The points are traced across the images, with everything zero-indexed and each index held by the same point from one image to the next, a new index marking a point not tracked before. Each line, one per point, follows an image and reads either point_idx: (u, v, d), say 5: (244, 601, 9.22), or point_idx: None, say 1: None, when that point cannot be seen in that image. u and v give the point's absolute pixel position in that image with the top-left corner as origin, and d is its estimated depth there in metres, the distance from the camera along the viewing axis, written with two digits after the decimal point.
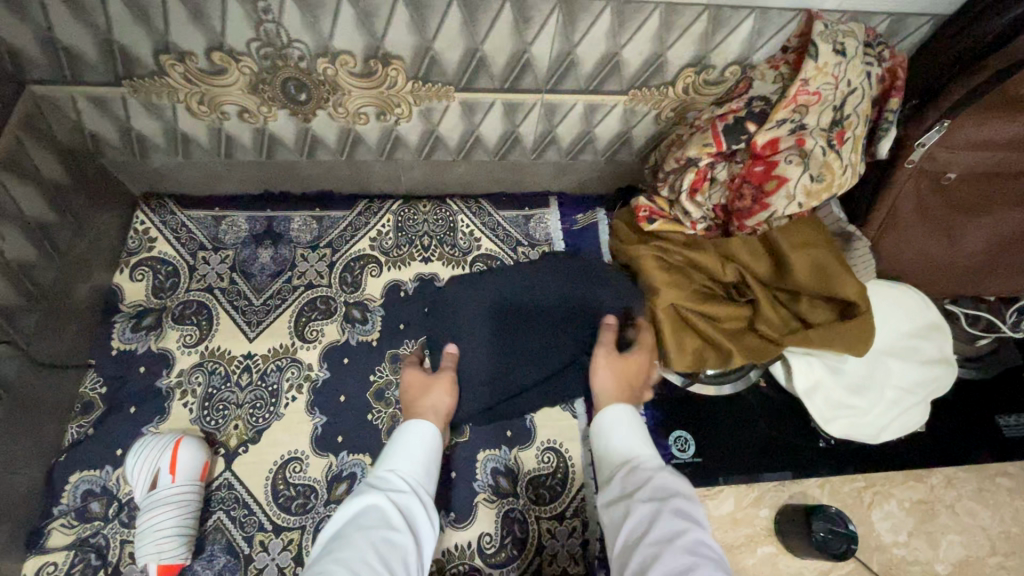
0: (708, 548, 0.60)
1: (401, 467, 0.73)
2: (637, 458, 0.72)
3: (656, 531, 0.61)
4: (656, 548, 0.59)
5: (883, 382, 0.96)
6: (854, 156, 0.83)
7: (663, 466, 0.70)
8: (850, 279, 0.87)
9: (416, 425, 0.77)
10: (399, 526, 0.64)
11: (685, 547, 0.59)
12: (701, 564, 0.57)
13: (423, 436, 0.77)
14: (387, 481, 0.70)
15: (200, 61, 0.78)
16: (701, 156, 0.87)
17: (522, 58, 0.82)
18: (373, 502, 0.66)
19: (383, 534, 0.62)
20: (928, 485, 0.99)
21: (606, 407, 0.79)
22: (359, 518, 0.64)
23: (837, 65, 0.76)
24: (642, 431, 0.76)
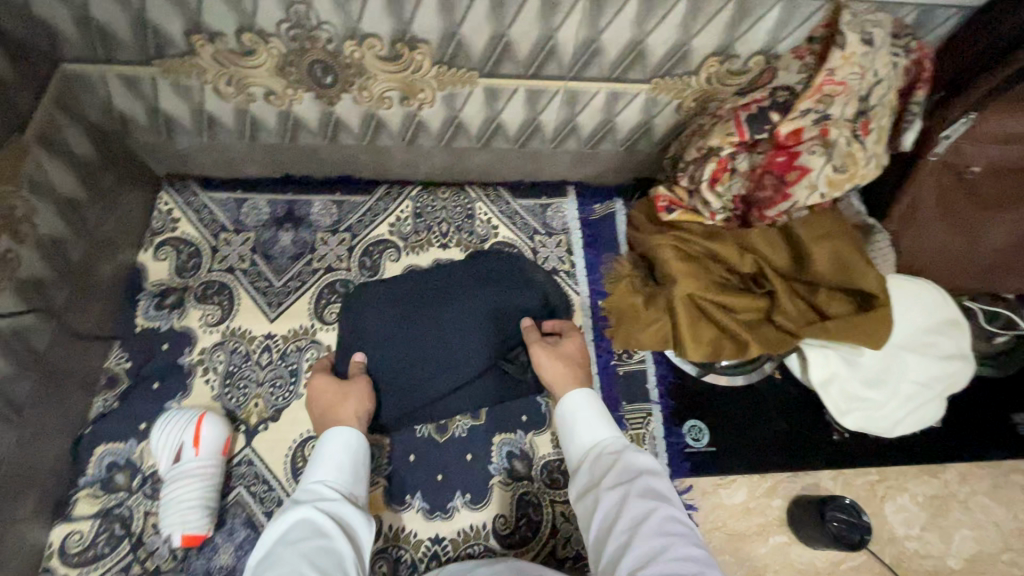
0: (681, 526, 0.59)
1: (327, 474, 0.71)
2: (601, 446, 0.70)
3: (626, 516, 0.60)
4: (627, 534, 0.58)
5: (900, 376, 0.96)
6: (879, 147, 0.83)
7: (625, 449, 0.68)
8: (870, 270, 0.86)
9: (334, 434, 0.76)
10: (329, 531, 0.62)
11: (657, 528, 0.58)
12: (674, 543, 0.56)
13: (343, 442, 0.76)
14: (317, 490, 0.68)
15: (231, 41, 0.79)
16: (722, 146, 0.87)
17: (548, 44, 0.82)
18: (303, 513, 0.64)
19: (312, 540, 0.61)
20: (943, 480, 0.99)
21: (562, 399, 0.76)
22: (290, 531, 0.62)
23: (865, 55, 0.76)
24: (603, 417, 0.73)
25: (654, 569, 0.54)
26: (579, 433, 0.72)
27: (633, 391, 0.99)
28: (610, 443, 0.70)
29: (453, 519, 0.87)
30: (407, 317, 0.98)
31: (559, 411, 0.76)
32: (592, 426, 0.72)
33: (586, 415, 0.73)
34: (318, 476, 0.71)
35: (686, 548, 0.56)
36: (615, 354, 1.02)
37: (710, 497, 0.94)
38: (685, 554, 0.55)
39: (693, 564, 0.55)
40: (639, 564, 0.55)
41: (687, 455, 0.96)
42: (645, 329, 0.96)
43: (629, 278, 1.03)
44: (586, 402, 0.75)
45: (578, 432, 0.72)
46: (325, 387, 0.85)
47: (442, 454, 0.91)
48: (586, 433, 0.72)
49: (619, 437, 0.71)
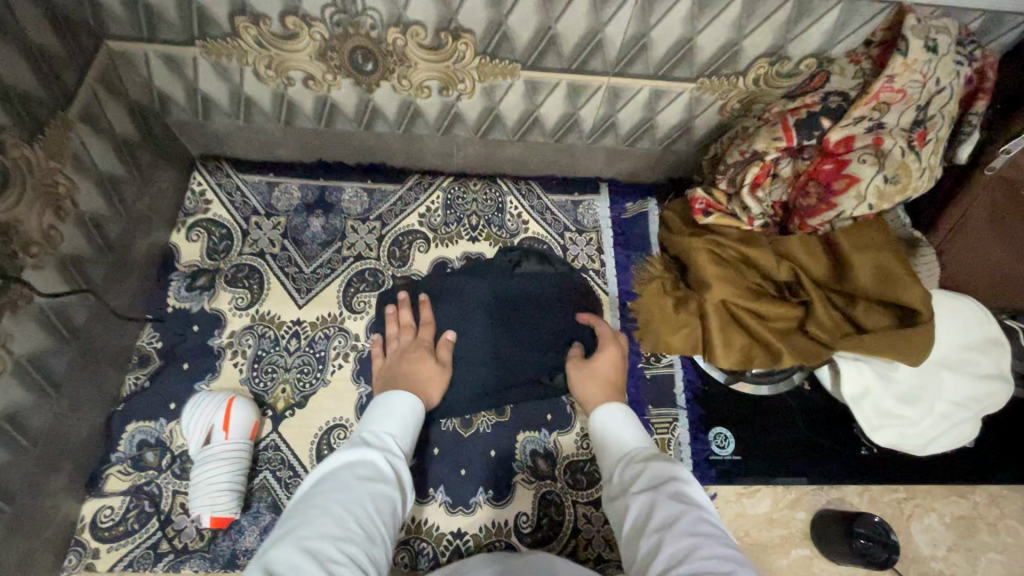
0: (715, 526, 0.57)
1: (392, 428, 0.74)
2: (631, 451, 0.70)
3: (658, 518, 0.58)
4: (659, 534, 0.57)
5: (937, 393, 0.94)
6: (935, 159, 0.80)
7: (655, 453, 0.68)
8: (915, 285, 0.84)
9: (399, 394, 0.79)
10: (389, 482, 0.66)
11: (686, 528, 0.56)
12: (705, 542, 0.54)
13: (411, 403, 0.79)
14: (381, 440, 0.71)
15: (274, 24, 0.78)
16: (768, 150, 0.84)
17: (595, 39, 0.80)
18: (370, 456, 0.67)
19: (375, 484, 0.65)
20: (971, 502, 0.97)
21: (594, 407, 0.77)
22: (355, 468, 0.66)
23: (927, 62, 0.73)
24: (635, 422, 0.74)
25: (687, 568, 0.52)
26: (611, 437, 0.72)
27: (659, 395, 0.98)
28: (641, 447, 0.70)
29: (474, 515, 0.87)
30: (473, 314, 0.97)
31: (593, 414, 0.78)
32: (623, 430, 0.73)
33: (615, 420, 0.74)
34: (384, 425, 0.75)
35: (722, 547, 0.54)
36: (643, 355, 1.01)
37: (733, 506, 0.93)
38: (721, 553, 0.53)
39: (730, 563, 0.52)
40: (672, 565, 0.53)
41: (711, 463, 0.95)
42: (674, 333, 0.94)
43: (660, 280, 1.02)
44: (619, 406, 0.76)
45: (609, 438, 0.73)
46: (428, 365, 0.88)
47: (466, 449, 0.91)
48: (616, 439, 0.72)
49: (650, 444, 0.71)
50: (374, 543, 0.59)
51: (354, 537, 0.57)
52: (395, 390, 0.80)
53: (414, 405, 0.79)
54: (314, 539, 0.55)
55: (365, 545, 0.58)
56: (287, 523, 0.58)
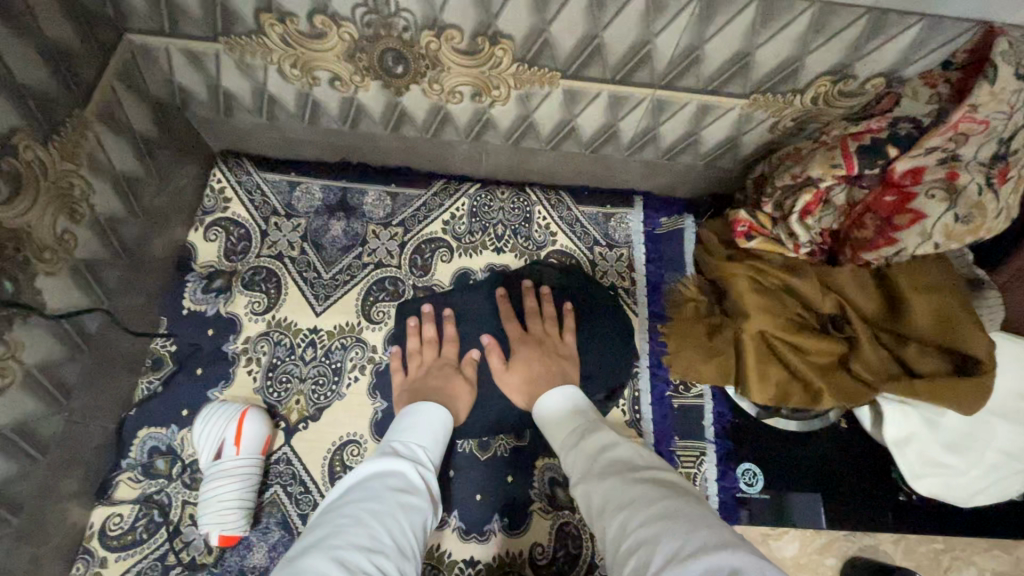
0: (657, 489, 0.60)
1: (422, 440, 0.75)
2: (570, 437, 0.74)
3: (599, 498, 0.63)
4: (601, 516, 0.61)
5: (986, 442, 0.87)
6: (1012, 198, 0.73)
7: (592, 432, 0.72)
8: (978, 332, 0.78)
9: (434, 407, 0.80)
10: (421, 495, 0.67)
11: (617, 504, 0.60)
12: (632, 511, 0.58)
13: (442, 418, 0.80)
14: (407, 448, 0.73)
15: (302, 22, 0.73)
16: (824, 177, 0.78)
17: (644, 49, 0.74)
18: (399, 468, 0.68)
19: (408, 497, 0.65)
20: (1013, 557, 0.92)
21: (534, 408, 0.83)
22: (386, 479, 0.67)
23: (1016, 92, 0.66)
24: (577, 407, 0.79)
25: (627, 543, 0.56)
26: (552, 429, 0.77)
27: (687, 426, 0.94)
28: (581, 430, 0.74)
29: (488, 543, 0.84)
30: (497, 334, 0.95)
31: (537, 407, 0.83)
32: (564, 419, 0.78)
33: (556, 412, 0.79)
34: (417, 437, 0.76)
35: (653, 509, 0.57)
36: (671, 384, 0.96)
37: (759, 548, 0.89)
38: (649, 515, 0.56)
39: (658, 523, 0.55)
40: (615, 542, 0.57)
41: (738, 501, 0.90)
42: (706, 361, 0.90)
43: (694, 303, 0.98)
44: (554, 395, 0.81)
45: (553, 428, 0.78)
46: (463, 389, 0.88)
47: (483, 472, 0.88)
48: (559, 428, 0.77)
49: (589, 422, 0.75)
50: (407, 558, 0.60)
51: (387, 551, 0.58)
52: (426, 401, 0.81)
53: (441, 414, 0.80)
54: (345, 550, 0.56)
55: (397, 559, 0.58)
56: (310, 536, 0.59)
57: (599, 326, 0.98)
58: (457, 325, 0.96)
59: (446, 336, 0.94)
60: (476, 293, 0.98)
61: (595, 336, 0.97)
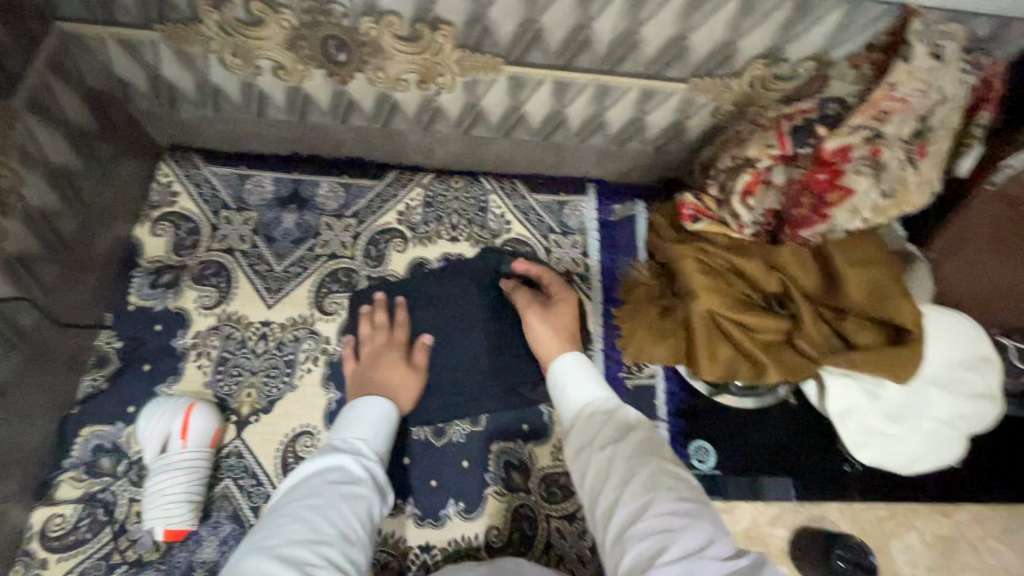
0: (674, 478, 0.62)
1: (363, 433, 0.74)
2: (591, 404, 0.72)
3: (618, 473, 0.63)
4: (617, 491, 0.62)
5: (923, 411, 0.91)
6: (934, 173, 0.75)
7: (617, 406, 0.71)
8: (906, 303, 0.81)
9: (376, 400, 0.78)
10: (364, 483, 0.67)
11: (642, 486, 0.61)
12: (657, 499, 0.59)
13: (384, 408, 0.78)
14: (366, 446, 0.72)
15: (238, 9, 0.72)
16: (761, 157, 0.80)
17: (583, 34, 0.75)
18: (340, 462, 0.67)
19: (349, 488, 0.65)
20: (953, 520, 0.95)
21: (555, 362, 0.79)
22: (328, 475, 0.66)
23: (931, 70, 0.69)
24: (594, 377, 0.76)
25: (640, 524, 0.58)
26: (573, 392, 0.74)
27: (640, 405, 0.96)
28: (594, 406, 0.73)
29: (444, 528, 0.84)
30: (453, 321, 0.93)
31: (557, 368, 0.79)
32: (586, 385, 0.75)
33: (576, 375, 0.76)
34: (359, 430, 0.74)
35: (675, 501, 0.59)
36: (624, 365, 0.99)
37: None
38: (670, 506, 0.59)
39: (680, 517, 0.58)
40: (625, 522, 0.59)
41: None
42: (657, 344, 0.92)
43: (645, 287, 1.00)
44: (580, 365, 0.77)
45: (569, 391, 0.75)
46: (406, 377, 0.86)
47: (438, 458, 0.88)
48: (578, 389, 0.75)
49: (607, 394, 0.73)
50: (352, 544, 0.60)
51: (330, 541, 0.58)
52: (373, 396, 0.80)
53: (383, 401, 0.79)
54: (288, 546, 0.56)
55: (342, 547, 0.59)
56: (302, 530, 0.58)
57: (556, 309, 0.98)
58: (410, 313, 0.94)
59: (397, 321, 0.92)
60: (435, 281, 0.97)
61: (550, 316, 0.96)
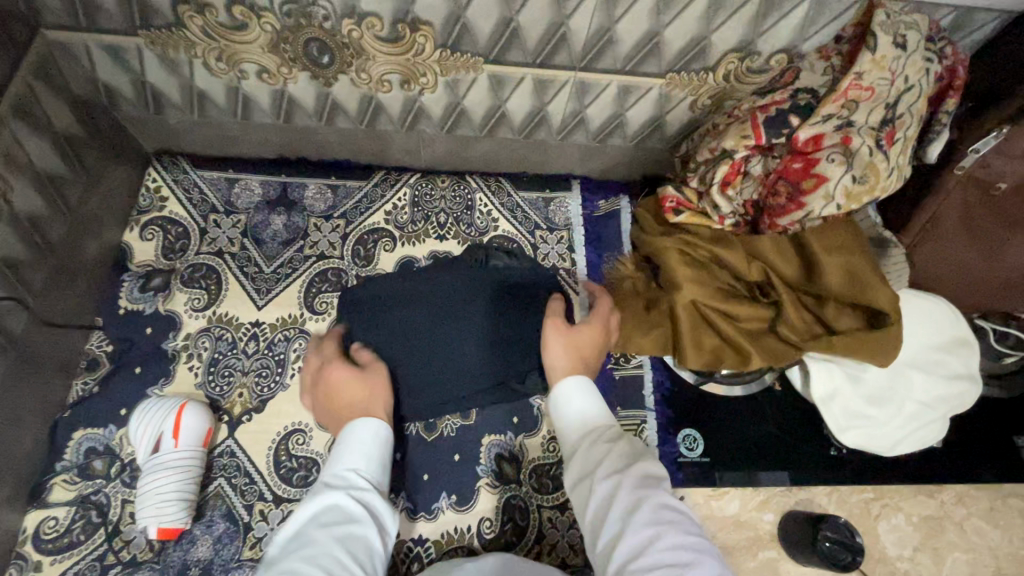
0: (678, 513, 0.60)
1: (357, 462, 0.71)
2: (593, 431, 0.70)
3: (621, 504, 0.60)
4: (621, 522, 0.59)
5: (904, 393, 0.93)
6: (901, 159, 0.78)
7: (619, 434, 0.69)
8: (884, 287, 0.82)
9: (369, 422, 0.74)
10: (360, 521, 0.63)
11: (648, 519, 0.58)
12: (663, 533, 0.57)
13: (380, 432, 0.75)
14: (364, 477, 0.69)
15: (221, 14, 0.74)
16: (737, 148, 0.82)
17: (559, 32, 0.77)
18: (335, 502, 0.64)
19: (344, 530, 0.62)
20: (938, 501, 0.97)
21: (559, 382, 0.76)
22: (322, 518, 0.63)
23: (896, 59, 0.71)
24: (597, 402, 0.74)
25: (648, 560, 0.55)
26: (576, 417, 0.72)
27: (628, 397, 0.97)
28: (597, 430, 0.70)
29: (436, 521, 0.85)
30: None
31: (561, 390, 0.75)
32: (587, 411, 0.73)
33: (578, 400, 0.74)
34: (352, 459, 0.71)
35: (680, 537, 0.57)
36: (612, 357, 0.99)
37: (701, 508, 0.92)
38: (677, 542, 0.56)
39: (687, 554, 0.55)
40: (631, 556, 0.56)
41: (679, 464, 0.94)
42: (644, 334, 0.93)
43: (631, 280, 1.02)
44: (584, 387, 0.75)
45: (570, 415, 0.73)
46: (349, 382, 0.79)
47: (430, 452, 0.89)
48: (580, 415, 0.72)
49: (608, 422, 0.71)
50: None
51: None
52: (362, 419, 0.75)
53: (376, 420, 0.75)
54: None
55: None
56: None
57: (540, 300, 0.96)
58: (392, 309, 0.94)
59: (374, 317, 0.91)
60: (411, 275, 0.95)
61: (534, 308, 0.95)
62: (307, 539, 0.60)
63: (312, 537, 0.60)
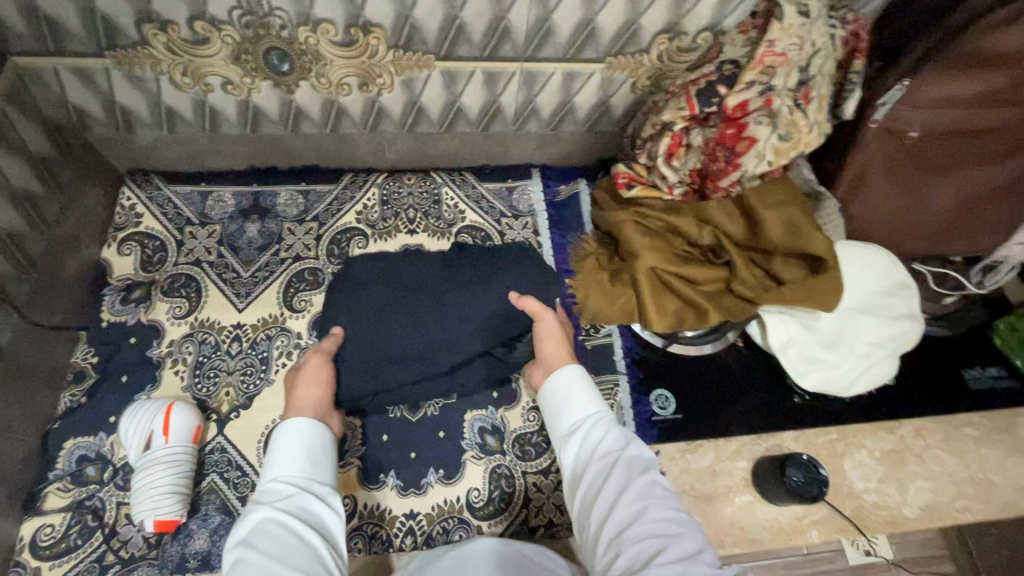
0: (664, 492, 0.63)
1: (284, 469, 0.67)
2: (586, 417, 0.73)
3: (613, 484, 0.64)
4: (612, 502, 0.63)
5: (855, 336, 0.99)
6: (821, 115, 0.86)
7: (610, 419, 0.72)
8: (819, 234, 0.90)
9: (289, 424, 0.71)
10: (292, 530, 0.60)
11: (637, 496, 0.62)
12: (650, 508, 0.61)
13: (304, 431, 0.71)
14: (293, 482, 0.66)
15: (183, 29, 0.79)
16: (675, 120, 0.90)
17: (501, 25, 0.84)
18: (261, 518, 0.61)
19: (277, 544, 0.58)
20: (898, 435, 1.04)
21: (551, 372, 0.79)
22: (252, 538, 0.59)
23: (802, 26, 0.80)
24: (588, 387, 0.76)
25: (634, 535, 0.59)
26: (569, 402, 0.75)
27: (600, 364, 1.02)
28: (591, 416, 0.73)
29: (426, 495, 0.89)
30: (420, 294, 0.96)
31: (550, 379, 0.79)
32: (579, 396, 0.75)
33: (570, 388, 0.76)
34: (280, 467, 0.68)
35: (666, 513, 0.61)
36: (583, 328, 1.05)
37: (677, 462, 0.97)
38: (663, 517, 0.60)
39: (671, 527, 0.59)
40: (621, 531, 0.60)
41: (653, 422, 0.99)
42: (610, 305, 0.99)
43: (594, 256, 1.05)
44: (575, 375, 0.77)
45: (564, 402, 0.76)
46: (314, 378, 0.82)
47: (415, 432, 0.92)
48: (571, 400, 0.75)
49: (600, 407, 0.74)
50: None
51: None
52: (286, 422, 0.72)
53: (299, 420, 0.72)
54: None
55: None
56: None
57: (515, 271, 1.00)
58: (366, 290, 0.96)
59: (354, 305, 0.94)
60: (393, 262, 1.00)
61: (510, 283, 0.98)
62: (246, 561, 0.57)
63: (252, 556, 0.57)
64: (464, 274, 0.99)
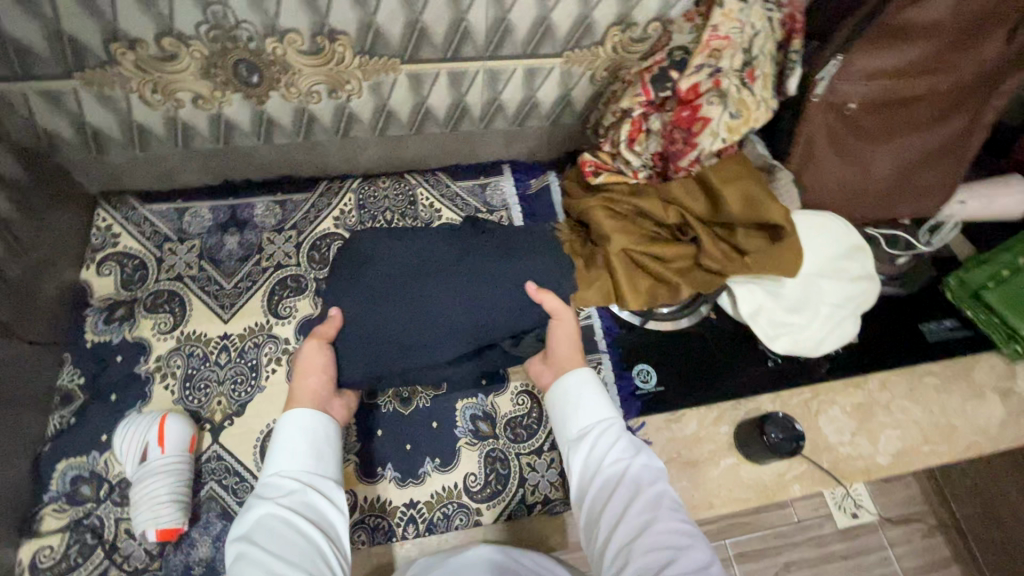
0: (670, 502, 0.66)
1: (287, 463, 0.69)
2: (597, 425, 0.76)
3: (623, 492, 0.67)
4: (622, 509, 0.66)
5: (818, 299, 1.05)
6: (767, 93, 0.92)
7: (620, 429, 0.75)
8: (775, 205, 0.93)
9: (292, 417, 0.73)
10: (294, 524, 0.62)
11: (646, 504, 0.65)
12: (657, 516, 0.63)
13: (307, 426, 0.73)
14: (296, 478, 0.68)
15: (151, 47, 0.81)
16: (632, 106, 0.96)
17: (461, 26, 0.88)
18: (265, 514, 0.63)
19: (279, 540, 0.61)
20: (866, 390, 1.10)
21: (562, 377, 0.83)
22: (256, 535, 0.61)
23: (741, 10, 0.86)
24: (600, 397, 0.80)
25: (643, 541, 0.62)
26: (581, 411, 0.78)
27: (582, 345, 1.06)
28: (603, 424, 0.76)
29: (424, 484, 0.92)
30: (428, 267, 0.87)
31: (560, 384, 0.83)
32: (591, 404, 0.79)
33: (582, 396, 0.80)
34: (283, 462, 0.69)
35: (674, 522, 0.63)
36: None
37: (662, 432, 1.02)
38: (671, 526, 0.63)
39: (679, 535, 0.62)
40: (631, 537, 0.63)
41: (637, 396, 1.04)
42: (589, 287, 0.94)
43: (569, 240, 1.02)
44: (587, 383, 0.81)
45: (576, 411, 0.79)
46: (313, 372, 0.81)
47: (409, 425, 0.95)
48: (583, 408, 0.79)
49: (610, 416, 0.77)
50: None
51: None
52: (288, 415, 0.73)
53: (300, 413, 0.73)
54: None
55: None
56: None
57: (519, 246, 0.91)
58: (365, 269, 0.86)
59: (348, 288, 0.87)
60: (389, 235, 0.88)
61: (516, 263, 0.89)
62: (250, 556, 0.59)
63: (256, 552, 0.59)
64: (473, 248, 0.89)
